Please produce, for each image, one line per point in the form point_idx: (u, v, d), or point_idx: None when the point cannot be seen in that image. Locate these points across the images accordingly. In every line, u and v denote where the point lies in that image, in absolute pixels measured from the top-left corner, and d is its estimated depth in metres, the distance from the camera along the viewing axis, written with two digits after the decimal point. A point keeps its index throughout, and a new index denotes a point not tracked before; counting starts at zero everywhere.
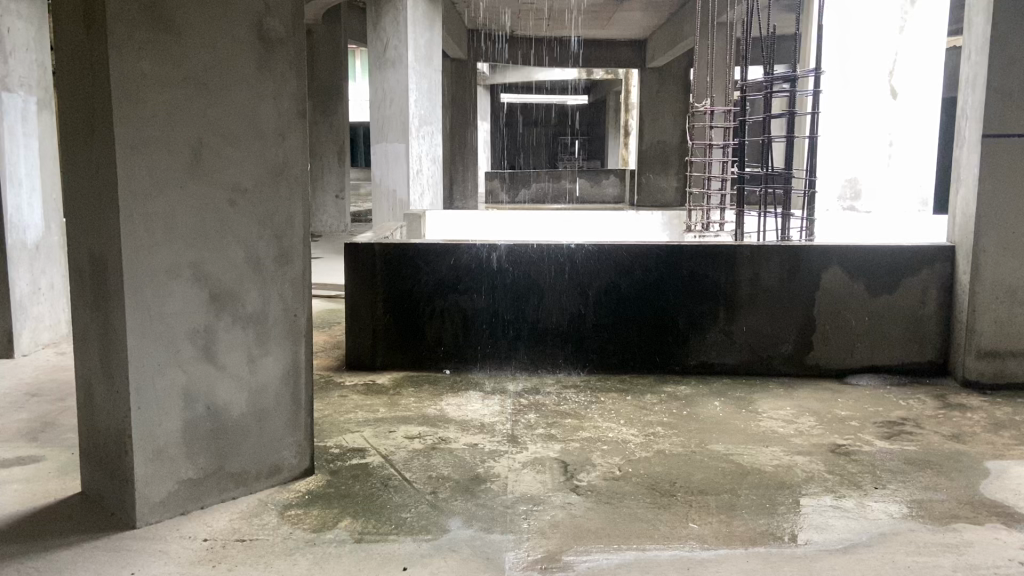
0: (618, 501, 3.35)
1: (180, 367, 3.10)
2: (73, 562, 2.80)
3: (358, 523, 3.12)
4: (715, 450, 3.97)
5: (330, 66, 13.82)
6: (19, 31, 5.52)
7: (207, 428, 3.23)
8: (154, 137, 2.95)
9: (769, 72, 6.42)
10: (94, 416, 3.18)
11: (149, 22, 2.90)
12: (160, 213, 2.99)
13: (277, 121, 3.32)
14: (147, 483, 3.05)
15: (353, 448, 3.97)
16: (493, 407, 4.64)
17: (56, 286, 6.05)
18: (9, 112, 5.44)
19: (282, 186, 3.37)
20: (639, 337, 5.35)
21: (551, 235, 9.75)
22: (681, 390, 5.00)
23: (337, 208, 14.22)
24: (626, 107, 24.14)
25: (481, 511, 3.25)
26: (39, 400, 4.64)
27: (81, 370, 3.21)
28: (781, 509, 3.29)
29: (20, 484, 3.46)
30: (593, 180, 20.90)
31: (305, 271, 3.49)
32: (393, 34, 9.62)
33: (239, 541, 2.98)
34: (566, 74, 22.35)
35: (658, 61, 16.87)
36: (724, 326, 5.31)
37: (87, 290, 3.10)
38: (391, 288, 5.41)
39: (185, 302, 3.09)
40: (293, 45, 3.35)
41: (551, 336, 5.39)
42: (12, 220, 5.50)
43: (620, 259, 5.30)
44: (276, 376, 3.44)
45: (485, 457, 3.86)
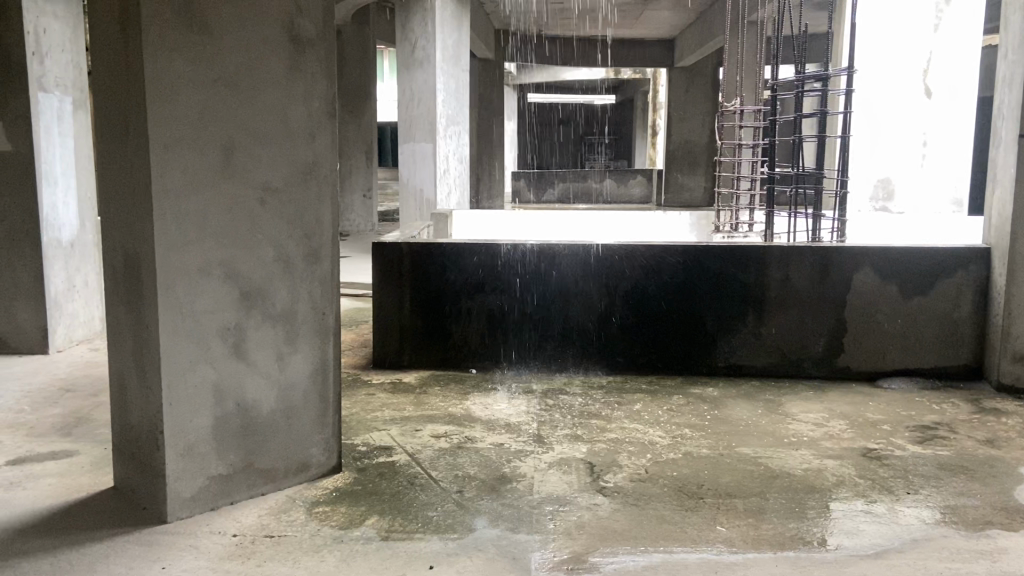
0: (645, 502, 3.33)
1: (210, 364, 3.14)
2: (105, 556, 2.84)
3: (384, 521, 3.14)
4: (744, 452, 3.94)
5: (359, 66, 13.92)
6: (55, 32, 5.62)
7: (237, 425, 3.26)
8: (187, 137, 2.99)
9: (800, 71, 6.32)
10: (126, 411, 3.23)
11: (183, 24, 2.94)
12: (192, 213, 3.02)
13: (307, 121, 3.35)
14: (177, 478, 3.09)
15: (381, 446, 4.00)
16: (520, 407, 4.64)
17: (91, 283, 6.15)
18: (45, 112, 5.55)
19: (312, 186, 3.39)
20: (667, 337, 5.32)
21: (578, 235, 9.73)
22: (709, 392, 4.96)
23: (364, 208, 14.31)
24: (654, 107, 24.05)
25: (508, 510, 3.26)
26: (73, 396, 4.71)
27: (114, 365, 3.26)
28: (811, 513, 3.25)
29: (55, 478, 3.53)
30: (620, 180, 20.85)
31: (333, 270, 3.52)
32: (421, 35, 9.66)
33: (267, 537, 3.00)
34: (593, 74, 22.32)
35: (687, 60, 16.78)
36: (753, 327, 5.26)
37: (121, 287, 3.14)
38: (419, 288, 5.43)
39: (216, 299, 3.13)
40: (323, 46, 3.38)
41: (578, 336, 5.38)
42: (48, 218, 5.61)
43: (648, 259, 5.28)
44: (305, 374, 3.47)
45: (512, 457, 3.86)
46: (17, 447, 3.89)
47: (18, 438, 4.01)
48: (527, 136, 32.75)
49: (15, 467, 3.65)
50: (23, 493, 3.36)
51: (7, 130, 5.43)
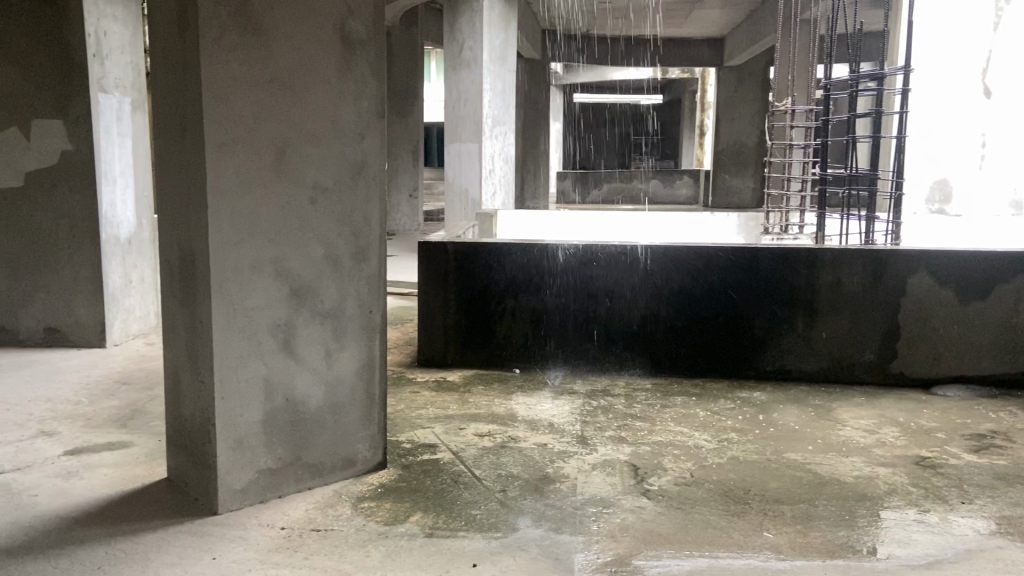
0: (690, 506, 3.30)
1: (261, 359, 3.20)
2: (158, 546, 2.91)
3: (429, 518, 3.16)
4: (791, 458, 3.87)
5: (407, 67, 14.04)
6: (115, 34, 5.78)
7: (286, 420, 3.32)
8: (241, 136, 3.05)
9: (855, 70, 6.17)
10: (180, 404, 3.31)
11: (238, 26, 3.00)
12: (245, 212, 3.08)
13: (357, 121, 3.40)
14: (228, 471, 3.16)
15: (425, 444, 4.03)
16: (564, 408, 4.63)
17: (147, 279, 6.32)
18: (105, 111, 5.71)
19: (360, 186, 3.44)
20: (713, 339, 5.26)
21: (623, 236, 9.67)
22: (757, 396, 4.89)
23: (410, 208, 14.42)
24: (702, 107, 23.82)
25: (551, 510, 3.26)
26: (128, 388, 4.85)
27: (169, 359, 3.35)
28: (861, 521, 3.19)
29: (111, 468, 3.63)
30: (667, 180, 20.70)
31: (381, 269, 3.56)
32: (469, 36, 9.75)
33: (314, 531, 3.05)
34: (639, 74, 22.17)
35: (737, 59, 16.57)
36: (803, 331, 5.18)
37: (176, 284, 3.22)
38: (463, 287, 5.46)
39: (267, 296, 3.19)
40: (374, 47, 3.42)
41: (622, 337, 5.35)
42: (106, 215, 5.77)
43: (694, 261, 5.23)
44: (352, 371, 3.51)
45: (555, 457, 3.86)
46: (74, 438, 4.01)
47: (76, 429, 4.14)
48: (572, 136, 32.68)
49: (73, 457, 3.76)
50: (82, 482, 3.47)
51: (68, 129, 5.59)
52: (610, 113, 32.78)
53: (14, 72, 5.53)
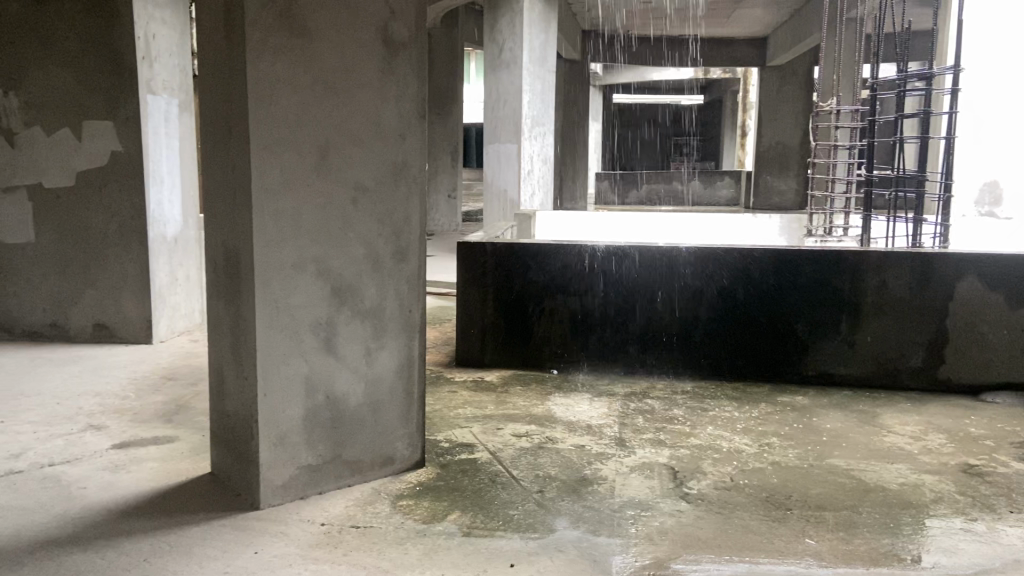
0: (731, 511, 3.27)
1: (303, 357, 3.24)
2: (202, 539, 2.97)
3: (467, 517, 3.17)
4: (834, 464, 3.81)
5: (447, 68, 14.10)
6: (163, 37, 5.91)
7: (327, 418, 3.36)
8: (285, 137, 3.09)
9: (903, 69, 6.04)
10: (224, 400, 3.36)
11: (284, 29, 3.04)
12: (288, 212, 3.13)
13: (398, 122, 3.42)
14: (270, 467, 3.21)
15: (463, 443, 4.04)
16: (602, 410, 4.62)
17: (192, 277, 6.45)
18: (153, 113, 5.84)
19: (401, 186, 3.46)
20: (754, 342, 5.20)
21: (663, 238, 9.59)
22: (799, 401, 4.82)
23: (449, 207, 14.48)
24: (743, 107, 23.57)
25: (589, 512, 3.25)
26: (173, 384, 4.95)
27: (214, 356, 3.41)
28: (907, 530, 3.12)
29: (156, 462, 3.71)
30: (708, 181, 20.54)
31: (420, 269, 3.58)
32: (509, 37, 9.77)
33: (353, 527, 3.08)
34: (681, 74, 21.96)
35: (780, 59, 16.35)
36: (847, 335, 5.09)
37: (221, 282, 3.28)
38: (502, 288, 5.46)
39: (309, 294, 3.23)
40: (415, 48, 3.45)
41: (661, 339, 5.32)
42: (154, 214, 5.89)
43: (736, 263, 5.17)
44: (392, 369, 3.54)
45: (593, 459, 3.85)
46: (122, 432, 4.11)
47: (123, 423, 4.24)
48: (612, 137, 32.57)
49: (121, 450, 3.86)
50: (129, 475, 3.55)
51: (118, 130, 5.72)
52: (650, 114, 32.60)
53: (68, 75, 5.68)
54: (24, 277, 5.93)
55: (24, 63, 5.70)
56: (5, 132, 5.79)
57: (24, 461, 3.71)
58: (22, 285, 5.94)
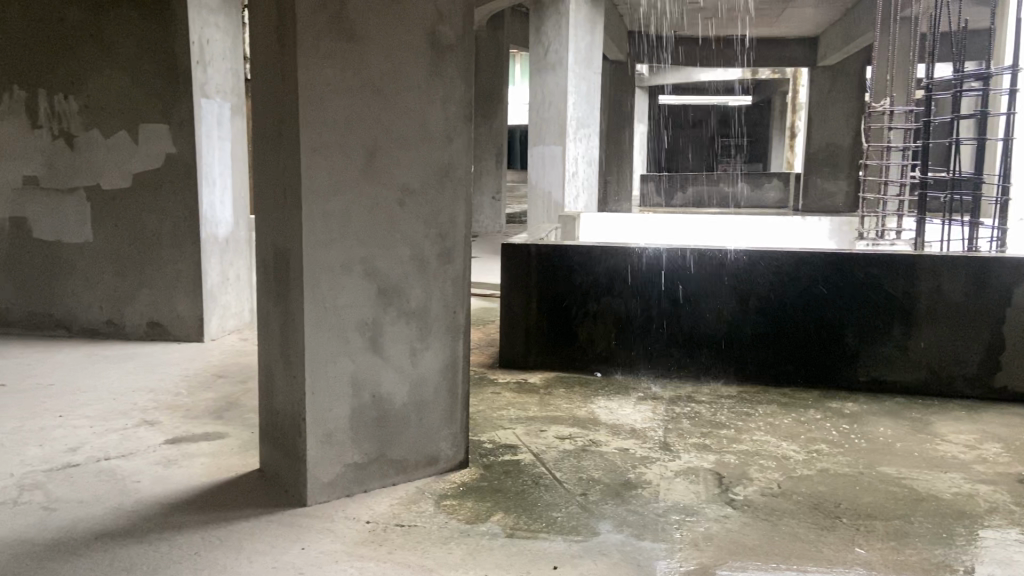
0: (778, 518, 3.22)
1: (350, 357, 3.29)
2: (250, 534, 3.02)
3: (510, 518, 3.18)
4: (885, 472, 3.73)
5: (492, 70, 14.15)
6: (217, 41, 6.04)
7: (373, 417, 3.40)
8: (334, 139, 3.14)
9: (960, 69, 5.88)
10: (273, 398, 3.43)
11: (334, 34, 3.09)
12: (337, 213, 3.17)
13: (445, 124, 3.45)
14: (317, 465, 3.26)
15: (507, 444, 4.06)
16: (646, 413, 4.58)
17: (242, 277, 6.59)
18: (206, 116, 5.97)
19: (447, 188, 3.49)
20: (802, 347, 5.12)
21: (709, 240, 9.49)
22: (849, 407, 4.73)
23: (494, 210, 14.53)
24: (793, 108, 23.20)
25: (632, 516, 3.23)
26: (223, 381, 5.05)
27: (263, 354, 3.48)
28: (959, 540, 3.04)
29: (207, 458, 3.79)
30: (755, 183, 20.30)
31: (465, 270, 3.60)
32: (555, 39, 9.77)
33: (398, 526, 3.11)
34: (729, 74, 21.69)
35: (831, 59, 16.04)
36: (899, 341, 4.98)
37: (271, 282, 3.34)
38: (546, 289, 5.46)
39: (356, 294, 3.27)
40: (462, 51, 3.47)
41: (707, 342, 5.26)
42: (206, 215, 6.02)
43: (785, 266, 5.09)
44: (437, 369, 3.57)
45: (637, 462, 3.82)
46: (175, 427, 4.21)
47: (176, 419, 4.34)
48: (658, 138, 32.37)
49: (173, 446, 3.95)
50: (181, 470, 3.64)
51: (172, 133, 5.87)
52: (697, 115, 32.30)
53: (125, 79, 5.84)
54: (83, 275, 6.12)
55: (83, 68, 5.88)
56: (66, 135, 5.99)
57: (81, 454, 3.83)
58: (80, 283, 6.13)
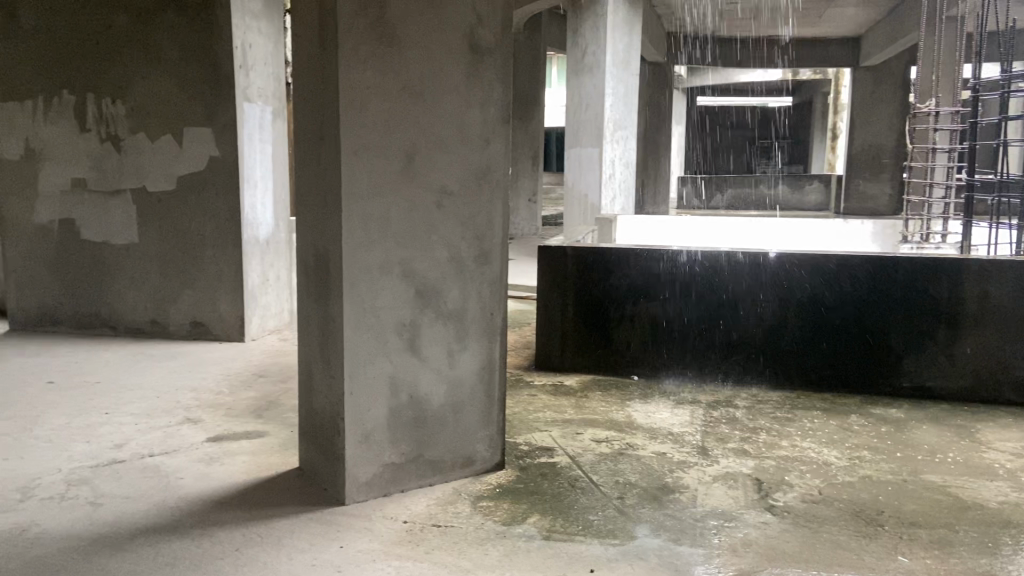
0: (819, 525, 3.17)
1: (387, 358, 3.31)
2: (290, 531, 3.07)
3: (547, 520, 3.18)
4: (930, 480, 3.65)
5: (529, 73, 14.16)
6: (259, 46, 6.14)
7: (410, 417, 3.42)
8: (374, 142, 3.17)
9: (1009, 69, 5.74)
10: (313, 398, 3.47)
11: (375, 38, 3.12)
12: (376, 215, 3.20)
13: (483, 127, 3.46)
14: (355, 464, 3.29)
15: (543, 446, 4.05)
16: (684, 418, 4.54)
17: (282, 278, 6.68)
18: (248, 120, 6.07)
19: (485, 190, 3.50)
20: (844, 352, 5.03)
21: (748, 243, 9.38)
22: (892, 413, 4.64)
23: (529, 212, 14.52)
24: (835, 108, 22.84)
25: (670, 521, 3.21)
26: (264, 381, 5.13)
27: (303, 354, 3.52)
28: (1007, 550, 2.97)
29: (247, 456, 3.85)
30: (795, 185, 20.09)
31: (502, 273, 3.60)
32: (593, 41, 9.76)
33: (435, 526, 3.13)
34: (769, 74, 21.44)
35: (874, 59, 15.76)
36: (945, 346, 4.87)
37: (312, 282, 3.39)
38: (583, 292, 5.45)
39: (394, 296, 3.30)
40: (501, 54, 3.48)
41: (746, 346, 5.20)
42: (248, 216, 6.12)
43: (826, 269, 5.01)
44: (474, 371, 3.58)
45: (674, 467, 3.79)
46: (216, 426, 4.28)
47: (218, 417, 4.42)
48: (696, 140, 32.11)
49: (215, 444, 4.02)
50: (222, 467, 3.70)
51: (215, 136, 5.97)
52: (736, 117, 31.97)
53: (171, 84, 5.96)
54: (129, 276, 6.25)
55: (130, 72, 6.02)
56: (113, 139, 6.14)
57: (126, 451, 3.91)
58: (125, 283, 6.26)
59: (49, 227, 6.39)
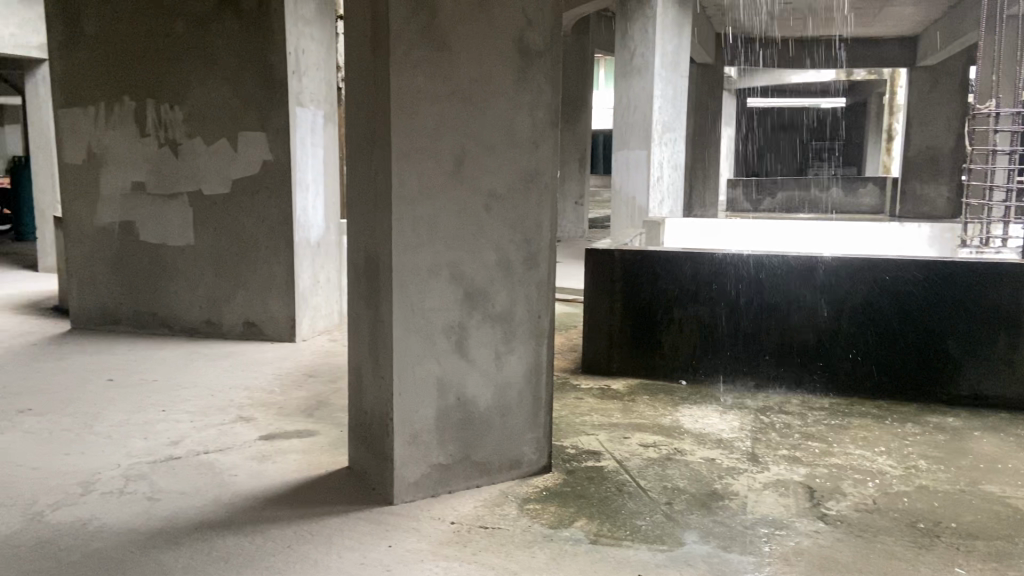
0: (873, 534, 3.10)
1: (436, 359, 3.34)
2: (340, 529, 3.11)
3: (594, 524, 3.17)
4: (988, 491, 3.54)
5: (578, 75, 14.13)
6: (312, 51, 6.25)
7: (458, 418, 3.44)
8: (424, 146, 3.20)
9: None
10: (362, 399, 3.51)
11: (425, 42, 3.15)
12: (425, 218, 3.24)
13: (532, 130, 3.47)
14: (403, 464, 3.32)
15: (590, 450, 4.04)
16: (733, 423, 4.49)
17: (331, 279, 6.78)
18: (301, 124, 6.18)
19: (533, 193, 3.50)
20: (899, 358, 4.92)
21: (799, 246, 9.23)
22: (949, 421, 4.52)
23: (575, 215, 14.50)
24: (891, 109, 22.35)
25: (719, 528, 3.17)
26: (314, 381, 5.21)
27: (353, 355, 3.57)
28: None
29: (298, 455, 3.92)
30: (849, 188, 19.68)
31: (550, 276, 3.60)
32: (641, 43, 9.71)
33: (482, 528, 3.14)
34: (822, 74, 21.05)
35: (931, 59, 15.38)
36: (1005, 354, 4.73)
37: (362, 284, 3.43)
38: (630, 295, 5.42)
39: (443, 298, 3.33)
40: (550, 57, 3.48)
41: (798, 352, 5.11)
42: (299, 219, 6.23)
43: (880, 274, 4.90)
44: (521, 374, 3.58)
45: (724, 473, 3.75)
46: (268, 424, 4.36)
47: (270, 416, 4.50)
48: (746, 142, 31.70)
49: (267, 442, 4.10)
50: (274, 465, 3.77)
51: (269, 140, 6.09)
52: (786, 118, 31.47)
53: (226, 89, 6.10)
54: (184, 276, 6.41)
55: (187, 78, 6.17)
56: (170, 143, 6.30)
57: (181, 447, 4.01)
58: (181, 284, 6.42)
59: (110, 230, 6.60)
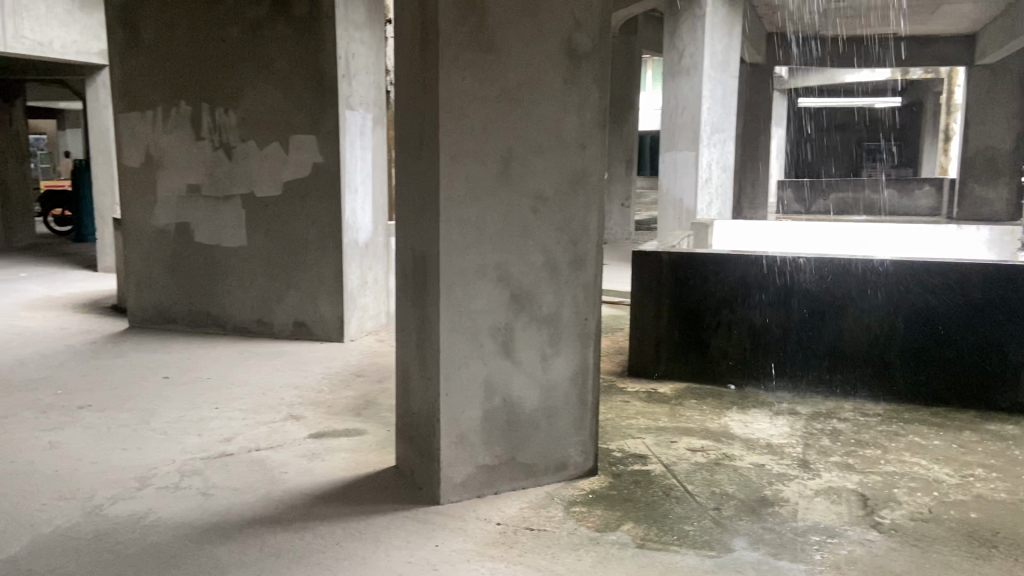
0: (928, 544, 3.02)
1: (482, 360, 3.35)
2: (387, 528, 3.14)
3: (641, 528, 3.15)
4: None
5: (625, 77, 14.05)
6: (361, 55, 6.33)
7: (504, 419, 3.45)
8: (471, 148, 3.22)
9: None
10: (409, 399, 3.54)
11: (472, 45, 3.17)
12: (472, 220, 3.25)
13: (579, 131, 3.46)
14: (449, 464, 3.34)
15: (636, 454, 4.01)
16: (783, 429, 4.41)
17: (379, 280, 6.85)
18: (350, 127, 6.26)
19: (580, 195, 3.49)
20: (956, 363, 4.78)
21: (851, 248, 9.04)
22: (1009, 430, 4.38)
23: (622, 217, 14.42)
24: (949, 109, 21.75)
25: (769, 534, 3.12)
26: (362, 381, 5.27)
27: (400, 356, 3.61)
28: None
29: (346, 453, 3.97)
30: (903, 190, 19.21)
31: (597, 278, 3.58)
32: (690, 43, 9.62)
33: (529, 529, 3.14)
34: (876, 74, 20.60)
35: (990, 57, 14.93)
36: None
37: (410, 285, 3.47)
38: (677, 298, 5.37)
39: (490, 299, 3.34)
40: (598, 59, 3.46)
41: (850, 356, 5.00)
42: (348, 220, 6.30)
43: (937, 278, 4.77)
44: (568, 376, 3.57)
45: (774, 479, 3.68)
46: (317, 423, 4.43)
47: (319, 415, 4.57)
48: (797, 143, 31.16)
49: (316, 440, 4.16)
50: (323, 463, 3.82)
51: (319, 143, 6.18)
52: (839, 119, 30.85)
53: (278, 93, 6.22)
54: (237, 277, 6.54)
55: (241, 83, 6.30)
56: (224, 146, 6.44)
57: (234, 445, 4.09)
58: (234, 284, 6.56)
59: (166, 231, 6.77)
